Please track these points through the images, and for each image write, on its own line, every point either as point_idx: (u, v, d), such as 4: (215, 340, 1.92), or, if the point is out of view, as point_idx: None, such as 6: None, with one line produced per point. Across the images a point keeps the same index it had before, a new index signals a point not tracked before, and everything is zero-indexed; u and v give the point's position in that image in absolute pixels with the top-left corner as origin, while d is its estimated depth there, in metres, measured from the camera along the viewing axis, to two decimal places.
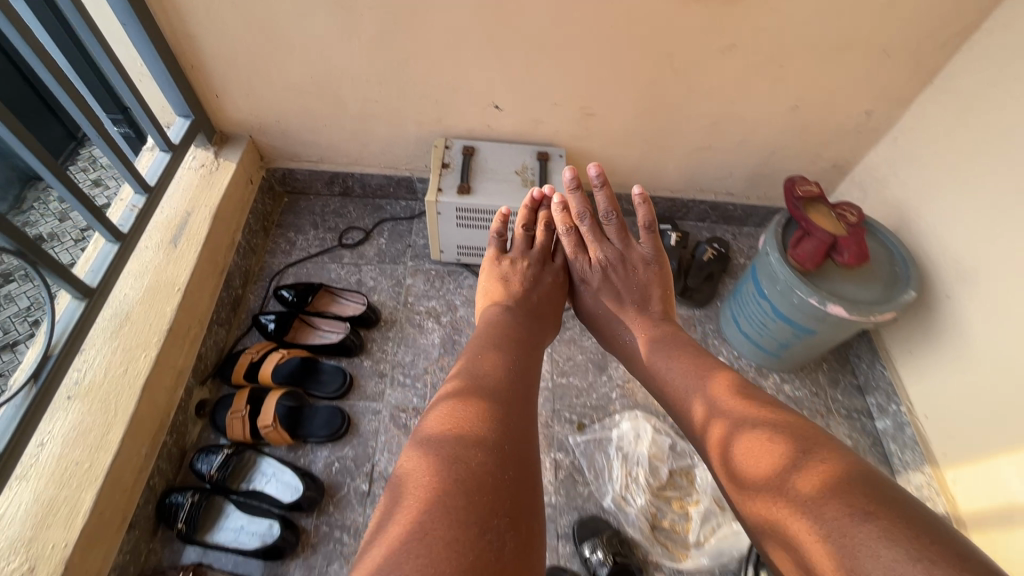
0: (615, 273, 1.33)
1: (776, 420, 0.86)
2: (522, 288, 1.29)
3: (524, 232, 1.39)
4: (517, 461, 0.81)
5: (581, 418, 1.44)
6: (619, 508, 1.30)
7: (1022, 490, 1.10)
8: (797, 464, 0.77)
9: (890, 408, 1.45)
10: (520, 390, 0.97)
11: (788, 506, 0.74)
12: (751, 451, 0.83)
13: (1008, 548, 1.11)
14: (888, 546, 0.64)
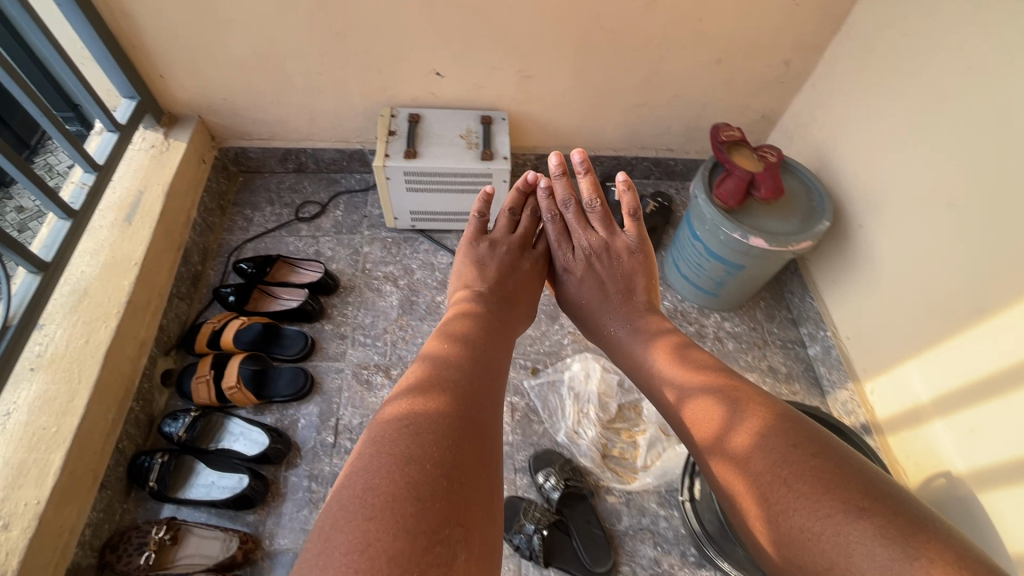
0: (600, 263, 1.32)
1: (761, 406, 0.82)
2: (498, 273, 1.28)
3: (509, 216, 1.41)
4: (483, 463, 0.76)
5: (535, 363, 1.53)
6: (572, 441, 1.40)
7: (924, 390, 1.22)
8: (786, 458, 0.74)
9: (819, 335, 1.57)
10: (486, 383, 0.91)
11: (779, 505, 0.72)
12: (737, 443, 0.79)
13: (917, 444, 1.23)
14: (884, 544, 0.63)
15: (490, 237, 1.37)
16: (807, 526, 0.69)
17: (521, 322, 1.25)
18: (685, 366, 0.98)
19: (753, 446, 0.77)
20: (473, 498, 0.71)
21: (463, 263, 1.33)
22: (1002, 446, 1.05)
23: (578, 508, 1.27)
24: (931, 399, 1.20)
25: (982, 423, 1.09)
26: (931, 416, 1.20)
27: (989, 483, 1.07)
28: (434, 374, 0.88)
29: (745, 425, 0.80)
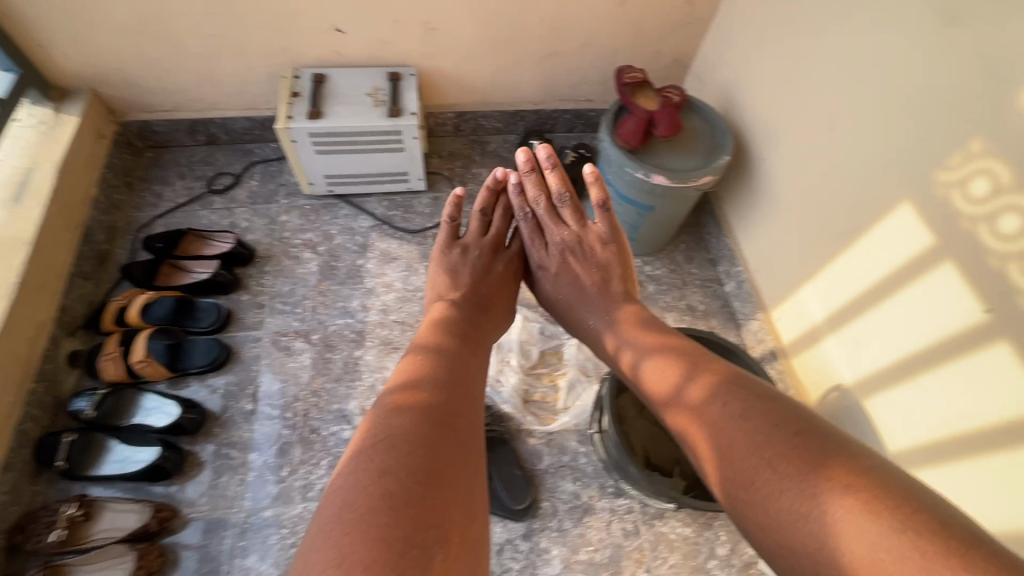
0: (574, 257, 1.25)
1: (735, 386, 0.79)
2: (470, 278, 1.23)
3: (480, 217, 1.33)
4: (459, 468, 0.75)
5: None
6: (494, 389, 1.43)
7: (819, 312, 1.28)
8: (763, 436, 0.71)
9: (733, 271, 1.62)
10: (464, 386, 0.90)
11: (756, 485, 0.68)
12: (711, 423, 0.76)
13: (817, 362, 1.30)
14: (869, 519, 0.58)
15: (461, 242, 1.30)
16: (785, 504, 0.65)
17: (499, 323, 1.21)
18: (658, 348, 0.95)
19: (728, 426, 0.74)
20: (447, 504, 0.69)
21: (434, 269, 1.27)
22: (879, 352, 1.11)
23: (497, 451, 1.32)
24: (824, 319, 1.26)
25: (864, 334, 1.15)
26: (824, 334, 1.27)
27: (870, 389, 1.13)
28: (409, 380, 0.87)
29: (718, 403, 0.77)
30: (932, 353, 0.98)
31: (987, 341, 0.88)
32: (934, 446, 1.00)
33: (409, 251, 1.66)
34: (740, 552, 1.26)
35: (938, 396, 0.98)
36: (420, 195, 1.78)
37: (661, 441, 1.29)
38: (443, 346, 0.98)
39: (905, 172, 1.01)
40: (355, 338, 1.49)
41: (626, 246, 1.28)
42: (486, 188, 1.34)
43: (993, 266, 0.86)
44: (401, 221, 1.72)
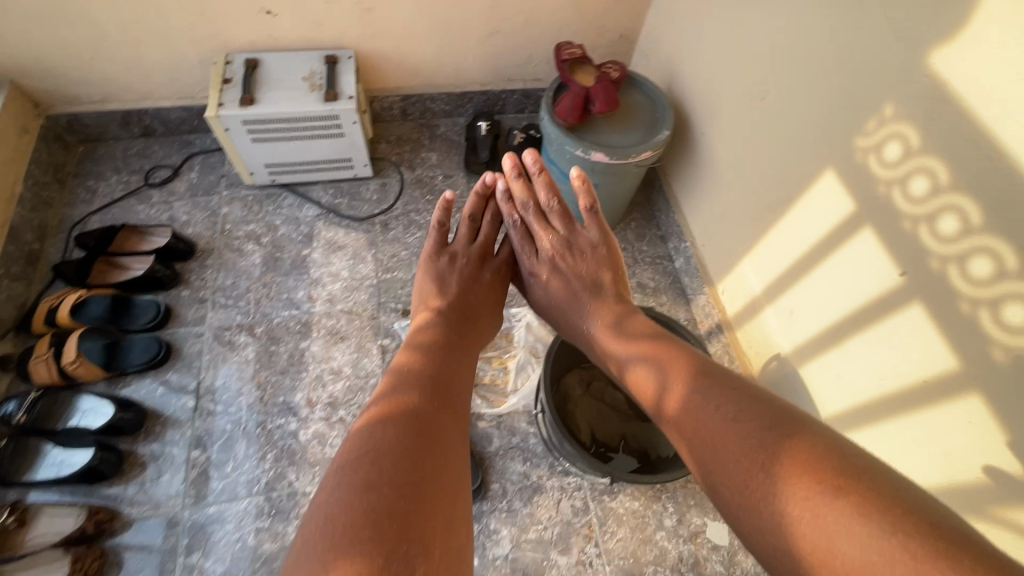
0: (562, 261, 1.18)
1: (723, 385, 0.74)
2: (457, 285, 1.17)
3: (469, 223, 1.29)
4: (437, 482, 0.70)
5: (406, 304, 1.53)
6: None
7: (758, 284, 1.29)
8: (752, 432, 0.65)
9: (681, 247, 1.62)
10: (445, 397, 0.86)
11: (747, 484, 0.61)
12: (696, 422, 0.71)
13: (758, 334, 1.31)
14: (862, 522, 0.51)
15: (449, 249, 1.27)
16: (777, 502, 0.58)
17: (484, 335, 1.15)
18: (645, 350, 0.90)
19: (715, 424, 0.69)
20: (422, 520, 0.65)
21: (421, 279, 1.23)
22: (812, 320, 1.12)
23: None
24: (764, 290, 1.27)
25: (799, 303, 1.15)
26: (764, 305, 1.27)
27: (806, 356, 1.15)
28: (388, 393, 0.83)
29: (704, 401, 0.72)
30: (857, 317, 1.00)
31: (904, 303, 0.90)
32: (861, 409, 1.01)
33: (356, 239, 1.64)
34: (688, 523, 1.27)
35: (863, 359, 1.00)
36: (367, 182, 1.75)
37: (607, 417, 1.29)
38: (424, 356, 0.94)
39: (828, 139, 1.02)
40: (300, 329, 1.47)
41: (617, 250, 1.21)
42: (476, 194, 1.30)
43: (906, 228, 0.88)
44: (348, 209, 1.69)
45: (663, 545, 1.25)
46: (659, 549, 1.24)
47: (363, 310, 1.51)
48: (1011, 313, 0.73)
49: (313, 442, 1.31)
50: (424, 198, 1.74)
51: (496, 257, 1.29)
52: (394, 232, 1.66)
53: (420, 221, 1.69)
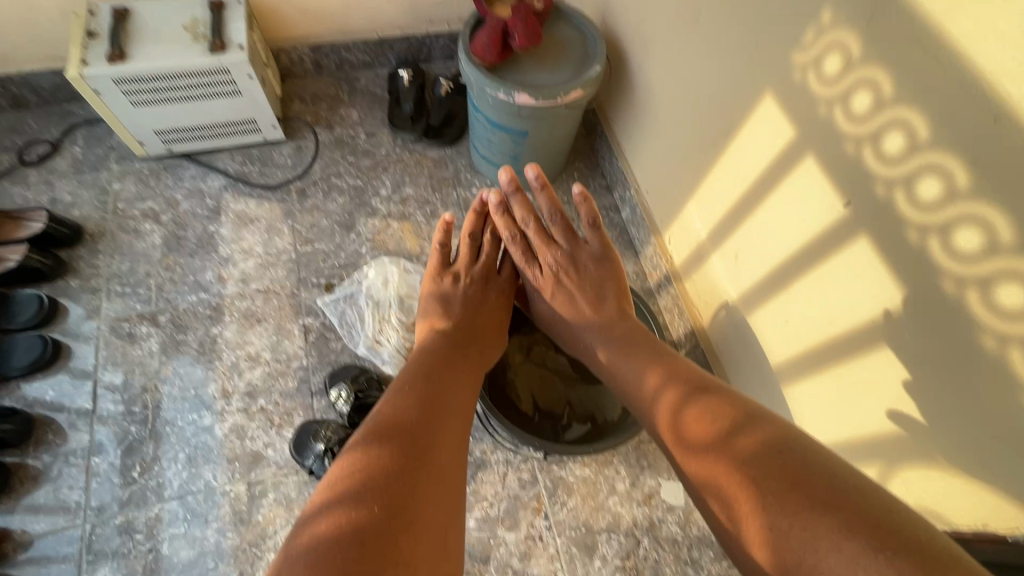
0: (566, 279, 1.05)
1: (756, 417, 0.66)
2: (465, 308, 1.05)
3: (469, 241, 1.15)
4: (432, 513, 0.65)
5: (329, 279, 1.40)
6: (373, 351, 1.30)
7: (703, 229, 1.20)
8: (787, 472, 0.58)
9: (626, 196, 1.51)
10: (450, 420, 0.78)
11: (768, 533, 0.55)
12: (721, 454, 0.64)
13: (704, 283, 1.23)
14: None
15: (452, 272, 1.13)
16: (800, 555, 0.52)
17: (491, 358, 1.03)
18: (667, 368, 0.82)
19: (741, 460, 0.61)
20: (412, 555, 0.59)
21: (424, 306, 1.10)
22: (757, 263, 1.03)
23: None
24: (709, 236, 1.18)
25: (744, 248, 1.06)
26: (710, 252, 1.18)
27: (753, 304, 1.07)
28: (387, 408, 0.76)
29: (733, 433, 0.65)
30: (802, 257, 0.91)
31: (850, 237, 0.81)
32: (809, 355, 0.94)
33: (270, 211, 1.48)
34: (641, 485, 1.21)
35: (809, 302, 0.92)
36: (280, 145, 1.58)
37: (550, 383, 1.19)
38: (423, 372, 0.86)
39: (766, 58, 0.90)
40: (211, 315, 1.32)
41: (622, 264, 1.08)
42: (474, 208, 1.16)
43: (849, 151, 0.78)
44: (259, 177, 1.53)
45: (616, 511, 1.18)
46: (612, 515, 1.18)
47: (281, 288, 1.37)
48: (964, 239, 0.64)
49: (231, 437, 1.19)
50: (346, 160, 1.57)
51: (500, 277, 1.15)
52: (313, 199, 1.50)
53: (341, 186, 1.53)
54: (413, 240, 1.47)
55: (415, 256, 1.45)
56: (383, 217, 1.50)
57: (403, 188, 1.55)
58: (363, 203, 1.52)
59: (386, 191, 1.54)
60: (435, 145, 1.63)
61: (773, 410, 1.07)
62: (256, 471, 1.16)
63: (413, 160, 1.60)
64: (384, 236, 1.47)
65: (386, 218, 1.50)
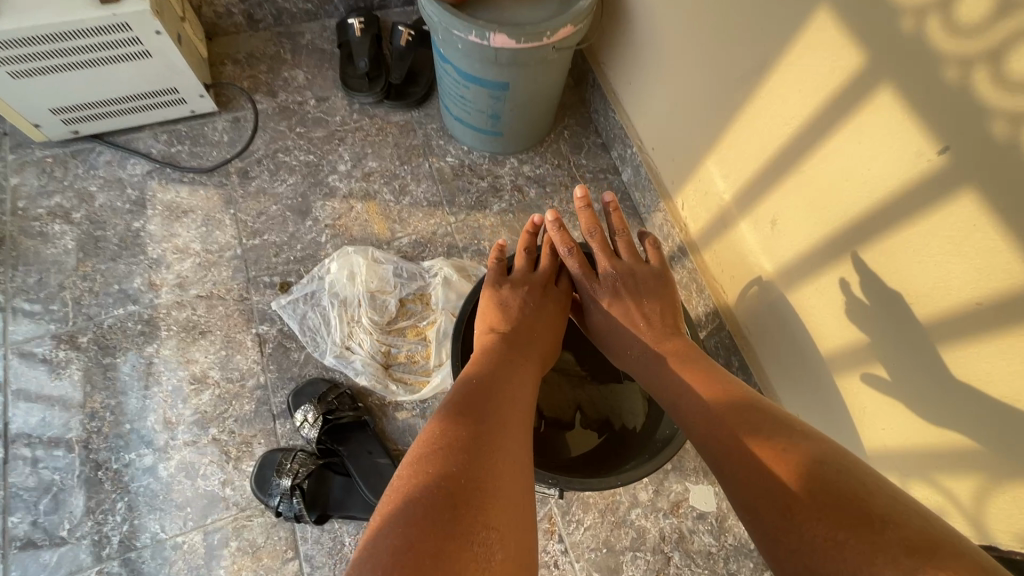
0: (631, 294, 0.91)
1: (842, 451, 0.59)
2: (528, 316, 0.89)
3: (528, 251, 0.99)
4: (501, 501, 0.60)
5: (284, 277, 1.17)
6: (343, 361, 1.10)
7: (727, 189, 1.00)
8: (869, 505, 0.51)
9: (628, 155, 1.30)
10: (516, 414, 0.73)
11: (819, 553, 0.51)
12: (797, 478, 0.56)
13: (728, 255, 1.04)
14: None
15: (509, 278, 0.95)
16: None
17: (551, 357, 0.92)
18: (732, 386, 0.73)
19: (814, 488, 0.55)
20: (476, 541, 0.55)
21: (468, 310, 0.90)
22: (801, 231, 0.85)
23: (354, 438, 1.03)
24: (734, 197, 0.98)
25: (785, 213, 0.87)
26: (737, 218, 0.99)
27: (796, 279, 0.89)
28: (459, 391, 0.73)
29: (809, 457, 0.58)
30: (870, 222, 0.72)
31: (946, 194, 0.62)
32: (876, 343, 0.77)
33: (206, 198, 1.23)
34: (666, 492, 1.05)
35: (879, 280, 0.73)
36: (213, 119, 1.32)
37: (556, 388, 1.00)
38: (478, 364, 0.80)
39: None
40: (143, 332, 1.10)
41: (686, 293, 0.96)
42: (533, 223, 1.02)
43: (951, 79, 0.58)
44: (190, 159, 1.27)
45: (641, 525, 1.03)
46: (635, 530, 1.02)
47: (228, 291, 1.15)
48: None
49: (178, 477, 1.00)
50: (294, 132, 1.33)
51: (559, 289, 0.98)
52: (257, 181, 1.26)
53: (290, 163, 1.29)
54: (381, 222, 1.25)
55: (385, 242, 1.23)
56: (343, 198, 1.27)
57: (365, 162, 1.32)
58: (318, 182, 1.28)
59: (345, 166, 1.31)
60: (399, 108, 1.38)
61: (822, 402, 0.91)
62: (212, 516, 0.97)
63: (374, 127, 1.36)
64: (347, 220, 1.25)
65: (347, 198, 1.27)
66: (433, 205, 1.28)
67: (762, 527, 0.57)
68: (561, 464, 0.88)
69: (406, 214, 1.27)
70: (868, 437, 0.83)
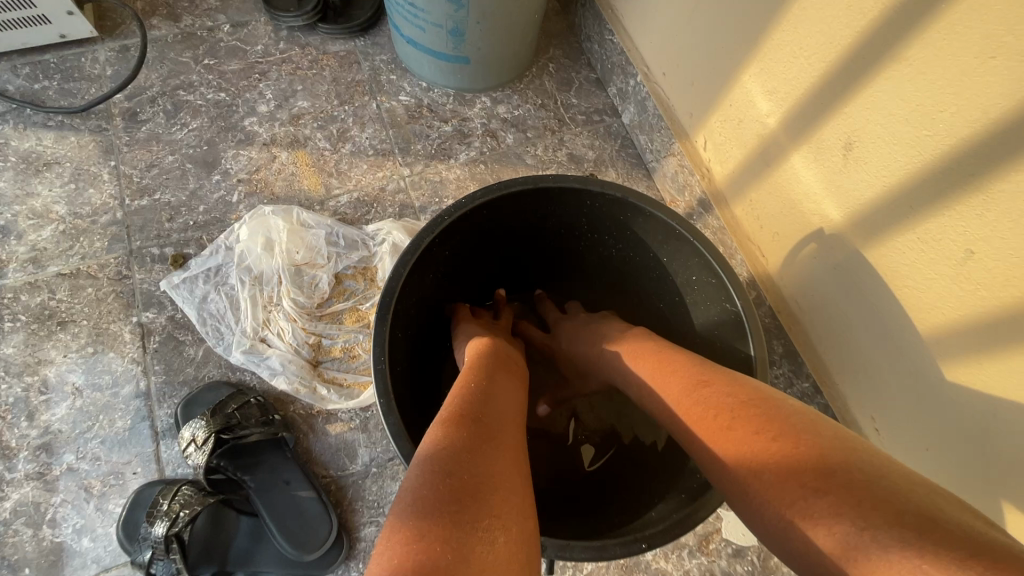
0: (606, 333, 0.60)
1: (763, 392, 0.41)
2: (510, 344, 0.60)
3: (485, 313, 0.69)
4: (519, 512, 0.36)
5: (179, 248, 0.88)
6: (256, 357, 0.81)
7: (770, 111, 0.73)
8: (764, 444, 0.37)
9: (630, 89, 1.02)
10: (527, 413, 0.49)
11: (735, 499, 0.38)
12: (727, 437, 0.39)
13: (772, 205, 0.77)
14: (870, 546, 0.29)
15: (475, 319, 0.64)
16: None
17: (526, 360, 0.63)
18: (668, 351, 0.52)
19: (749, 458, 0.37)
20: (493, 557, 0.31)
21: (417, 272, 0.55)
22: (892, 155, 0.58)
23: (265, 463, 0.75)
24: (780, 120, 0.71)
25: (865, 133, 0.60)
26: (787, 150, 0.72)
27: (877, 229, 0.62)
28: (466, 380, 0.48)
29: (744, 411, 0.40)
30: None
31: None
32: (1006, 312, 0.53)
33: (78, 147, 0.94)
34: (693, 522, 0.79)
35: (996, 226, 0.51)
36: (93, 47, 1.01)
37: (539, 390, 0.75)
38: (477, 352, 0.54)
39: None
40: None
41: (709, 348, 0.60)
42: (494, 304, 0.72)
43: None
44: (60, 98, 0.97)
45: (659, 570, 0.77)
46: None
47: (101, 267, 0.86)
48: None
49: (15, 525, 0.71)
50: (200, 64, 1.03)
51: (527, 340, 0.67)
52: (148, 125, 0.96)
53: (194, 103, 0.99)
54: (313, 176, 0.96)
55: (318, 202, 0.94)
56: (263, 145, 0.98)
57: (293, 101, 1.02)
58: (230, 126, 0.98)
59: (267, 107, 1.01)
60: (339, 36, 1.08)
61: (911, 397, 0.66)
62: None
63: (307, 59, 1.06)
64: (267, 173, 0.95)
65: (268, 146, 0.98)
66: (381, 154, 1.00)
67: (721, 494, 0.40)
68: (550, 510, 0.60)
69: (345, 165, 0.98)
70: (980, 443, 0.60)
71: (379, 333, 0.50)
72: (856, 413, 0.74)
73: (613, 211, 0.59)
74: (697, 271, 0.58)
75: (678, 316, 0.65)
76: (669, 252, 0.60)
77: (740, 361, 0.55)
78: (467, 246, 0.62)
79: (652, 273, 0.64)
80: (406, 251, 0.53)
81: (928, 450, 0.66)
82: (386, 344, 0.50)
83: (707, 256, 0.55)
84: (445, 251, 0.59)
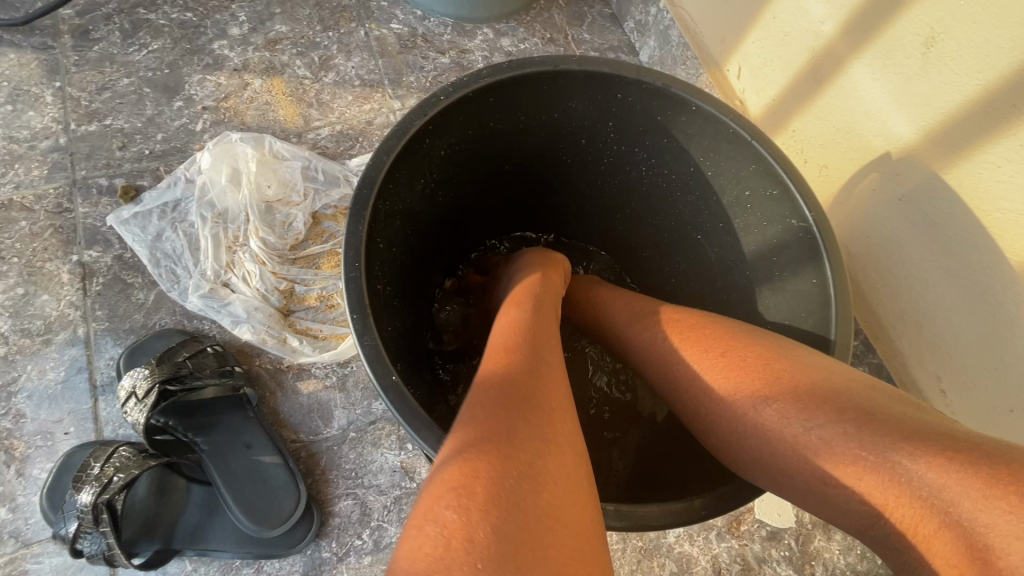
0: (600, 296, 0.55)
1: (719, 319, 0.44)
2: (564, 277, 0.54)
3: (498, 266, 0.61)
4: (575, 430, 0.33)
5: (130, 180, 0.76)
6: (214, 302, 0.70)
7: (827, 12, 0.61)
8: (771, 379, 0.36)
9: (650, 19, 0.90)
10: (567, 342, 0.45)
11: (736, 432, 0.37)
12: (728, 379, 0.38)
13: (818, 127, 0.66)
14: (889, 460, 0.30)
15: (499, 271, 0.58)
16: (825, 490, 0.33)
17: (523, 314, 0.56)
18: (635, 297, 0.53)
19: (723, 376, 0.39)
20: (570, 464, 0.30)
21: (405, 167, 0.44)
22: (982, 48, 0.49)
23: (222, 424, 0.65)
24: (841, 24, 0.60)
25: (957, 20, 0.49)
26: (842, 61, 0.61)
27: (968, 141, 0.51)
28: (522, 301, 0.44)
29: (718, 342, 0.41)
30: None
31: None
32: None
33: (19, 65, 0.82)
34: None
35: None
36: None
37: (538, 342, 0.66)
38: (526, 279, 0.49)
39: None
40: None
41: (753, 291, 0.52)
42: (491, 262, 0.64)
43: None
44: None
45: (682, 555, 0.67)
46: (675, 562, 0.67)
47: (38, 199, 0.74)
48: None
49: None
50: None
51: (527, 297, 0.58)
52: (102, 44, 0.84)
53: (155, 23, 0.86)
54: (290, 107, 0.84)
55: (295, 133, 0.82)
56: (233, 71, 0.85)
57: (269, 25, 0.88)
58: (196, 49, 0.86)
59: (239, 29, 0.88)
60: None
61: (971, 349, 0.57)
62: None
63: None
64: (237, 102, 0.83)
65: (239, 72, 0.85)
66: (369, 85, 0.87)
67: (718, 434, 0.39)
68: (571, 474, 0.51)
69: (327, 96, 0.85)
70: None
71: (354, 232, 0.39)
72: (917, 376, 0.63)
73: (650, 109, 0.48)
74: (752, 184, 0.47)
75: (720, 248, 0.54)
76: (717, 162, 0.49)
77: (811, 288, 0.45)
78: (465, 149, 0.51)
79: (691, 195, 0.53)
80: (390, 135, 0.42)
81: (1010, 412, 0.54)
82: (363, 248, 0.39)
83: (768, 160, 0.44)
84: (440, 149, 0.47)
